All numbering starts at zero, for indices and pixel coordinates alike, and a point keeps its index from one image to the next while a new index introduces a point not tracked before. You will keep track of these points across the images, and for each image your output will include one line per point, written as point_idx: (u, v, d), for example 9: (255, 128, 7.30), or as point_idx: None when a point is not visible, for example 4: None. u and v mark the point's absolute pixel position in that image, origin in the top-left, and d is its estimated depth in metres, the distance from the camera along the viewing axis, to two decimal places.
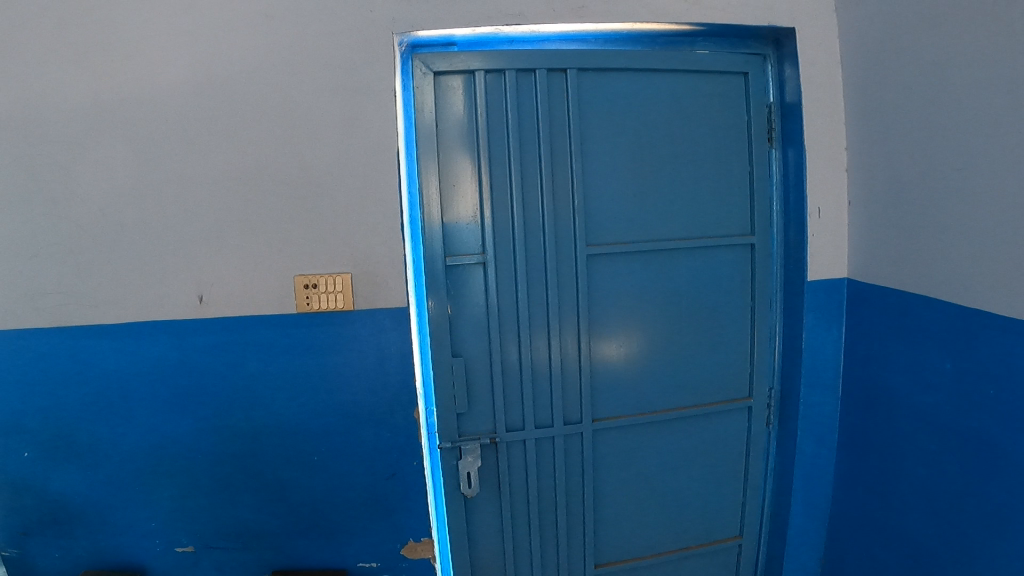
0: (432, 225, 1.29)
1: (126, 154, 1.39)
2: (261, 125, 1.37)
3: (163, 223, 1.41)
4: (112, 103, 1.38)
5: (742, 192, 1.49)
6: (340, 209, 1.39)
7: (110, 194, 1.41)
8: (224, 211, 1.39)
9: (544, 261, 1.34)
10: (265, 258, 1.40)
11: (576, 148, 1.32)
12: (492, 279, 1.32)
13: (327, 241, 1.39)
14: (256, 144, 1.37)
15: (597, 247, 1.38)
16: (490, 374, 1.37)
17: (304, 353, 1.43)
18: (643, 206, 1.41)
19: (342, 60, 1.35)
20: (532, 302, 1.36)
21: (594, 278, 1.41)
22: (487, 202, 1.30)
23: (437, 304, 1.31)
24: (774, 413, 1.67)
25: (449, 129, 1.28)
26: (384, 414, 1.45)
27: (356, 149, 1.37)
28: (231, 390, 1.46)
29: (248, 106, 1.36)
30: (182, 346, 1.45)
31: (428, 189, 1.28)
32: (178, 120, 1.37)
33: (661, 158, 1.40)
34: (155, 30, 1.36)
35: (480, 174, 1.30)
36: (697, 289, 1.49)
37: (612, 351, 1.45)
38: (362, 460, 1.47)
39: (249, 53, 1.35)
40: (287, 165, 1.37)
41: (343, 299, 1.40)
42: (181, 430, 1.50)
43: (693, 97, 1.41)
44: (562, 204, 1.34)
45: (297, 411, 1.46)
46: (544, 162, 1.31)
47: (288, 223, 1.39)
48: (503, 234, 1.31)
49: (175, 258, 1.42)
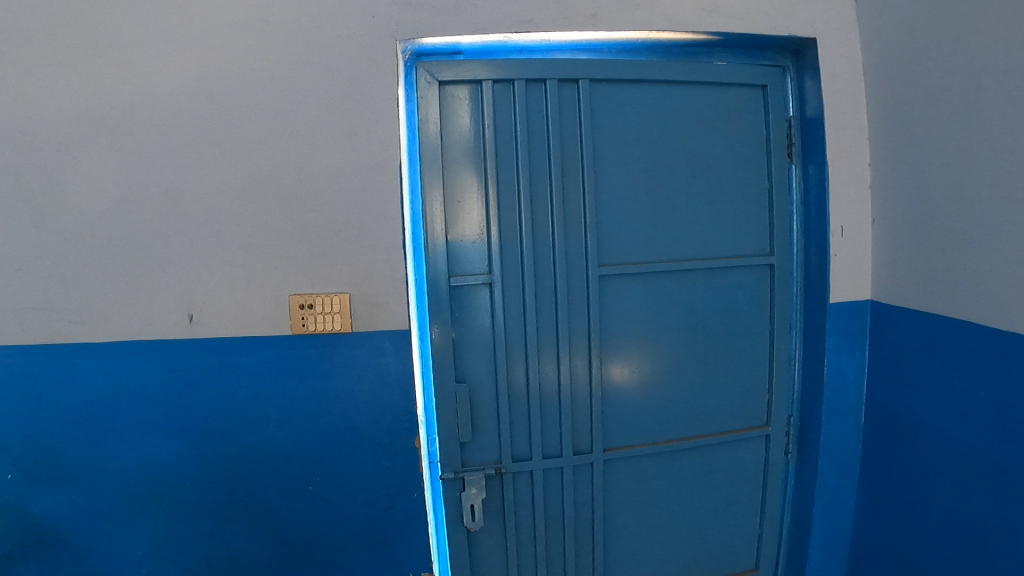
0: (435, 244, 1.22)
1: (118, 164, 1.33)
2: (257, 136, 1.30)
3: (154, 237, 1.34)
4: (103, 111, 1.32)
5: (761, 208, 1.41)
6: (339, 224, 1.32)
7: (100, 206, 1.34)
8: (217, 226, 1.33)
9: (554, 282, 1.27)
10: (259, 275, 1.33)
11: (588, 163, 1.25)
12: (498, 301, 1.25)
13: (325, 258, 1.33)
14: (253, 156, 1.31)
15: (609, 268, 1.30)
16: (496, 401, 1.29)
17: (299, 376, 1.36)
18: (659, 223, 1.33)
19: (344, 68, 1.29)
20: (540, 325, 1.28)
21: (606, 300, 1.33)
22: (494, 219, 1.23)
23: (440, 327, 1.24)
24: (792, 442, 1.59)
25: (454, 142, 1.21)
26: (382, 441, 1.37)
27: (357, 162, 1.31)
28: (223, 415, 1.39)
29: (244, 116, 1.30)
30: (172, 368, 1.38)
31: (432, 205, 1.21)
32: (171, 130, 1.31)
33: (678, 174, 1.33)
34: (149, 36, 1.30)
35: (486, 190, 1.22)
36: (714, 311, 1.41)
37: (624, 377, 1.37)
38: (359, 491, 1.40)
39: (246, 60, 1.29)
40: (284, 179, 1.31)
41: (340, 321, 1.32)
42: (171, 456, 1.43)
43: (710, 110, 1.35)
44: (573, 222, 1.27)
45: (291, 438, 1.38)
46: (554, 178, 1.24)
47: (284, 239, 1.32)
48: (510, 253, 1.25)
49: (166, 274, 1.35)
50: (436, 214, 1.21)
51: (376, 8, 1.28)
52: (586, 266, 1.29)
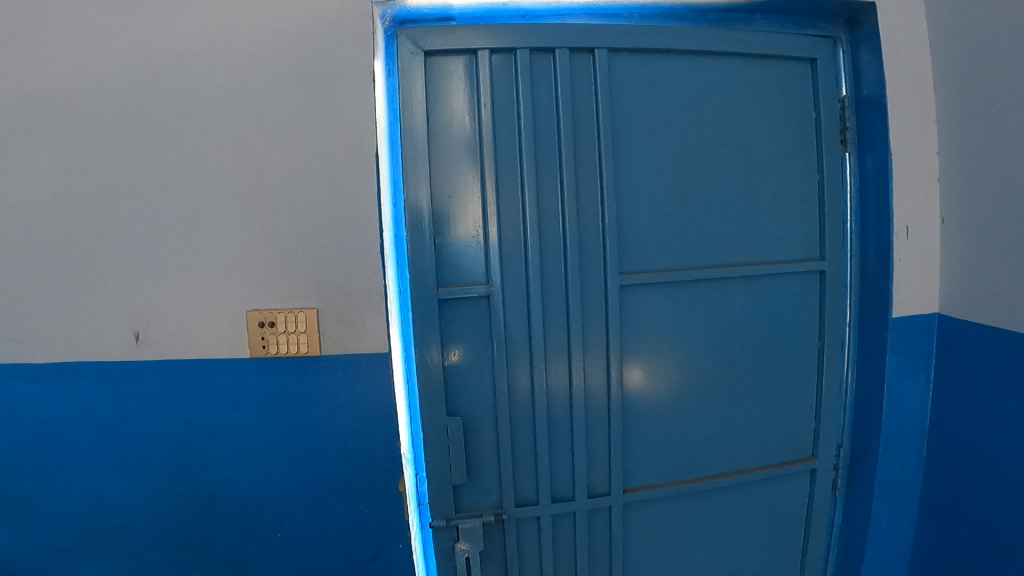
0: (419, 247, 0.98)
1: (59, 157, 1.14)
2: (218, 123, 1.11)
3: (102, 242, 1.15)
4: (42, 94, 1.12)
5: (811, 204, 1.20)
6: (312, 226, 1.12)
7: (40, 205, 1.15)
8: (174, 229, 1.14)
9: (566, 294, 1.02)
10: (215, 287, 1.15)
11: (607, 150, 1.00)
12: (499, 318, 1.01)
13: (298, 266, 1.13)
14: (213, 146, 1.11)
15: (632, 277, 1.05)
16: (496, 437, 1.06)
17: (264, 407, 1.16)
18: (691, 221, 1.09)
19: (317, 42, 1.09)
20: (547, 350, 1.04)
21: (627, 317, 1.09)
22: (492, 218, 0.98)
23: (426, 352, 1.00)
24: (841, 476, 1.37)
25: (442, 125, 0.98)
26: (365, 480, 1.18)
27: (334, 153, 1.11)
28: (182, 448, 1.20)
29: (202, 100, 1.11)
30: (123, 394, 1.19)
31: (416, 201, 0.97)
32: (120, 116, 1.12)
33: (715, 163, 1.10)
34: (94, 6, 1.11)
35: (482, 182, 0.99)
36: (754, 326, 1.18)
37: (651, 406, 1.14)
38: (338, 537, 1.20)
39: (204, 33, 1.10)
40: (249, 173, 1.12)
41: (307, 341, 1.13)
42: (124, 493, 1.23)
43: (750, 88, 1.13)
44: (586, 224, 1.02)
45: (259, 475, 1.19)
46: (566, 166, 0.99)
47: (250, 244, 1.13)
48: (512, 261, 1.00)
49: (116, 285, 1.16)
50: (423, 210, 0.98)
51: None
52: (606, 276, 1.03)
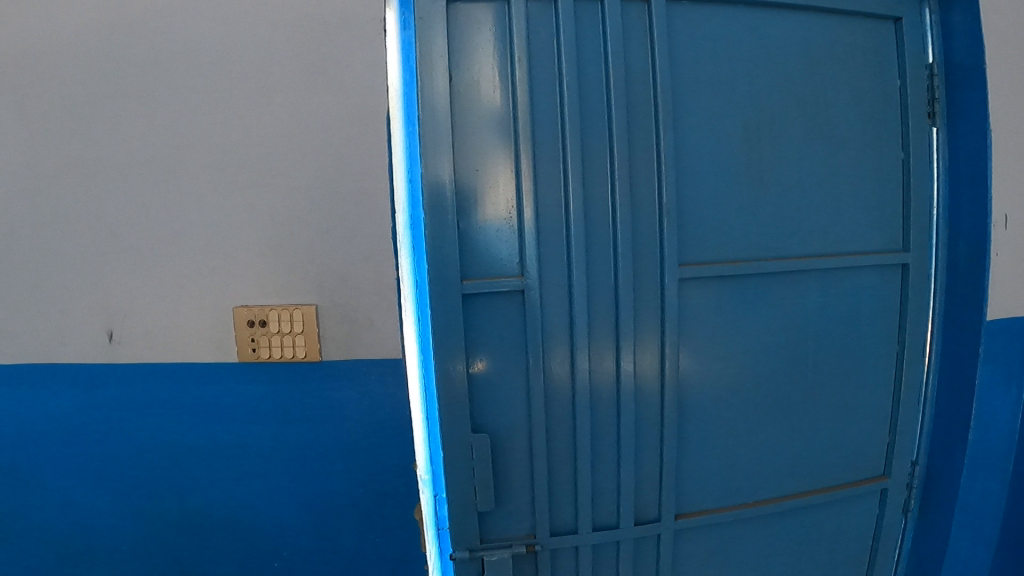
0: (441, 229, 0.79)
1: (114, 187, 1.36)
2: (255, 153, 1.33)
3: (152, 256, 1.37)
4: (107, 134, 1.35)
5: (894, 187, 1.03)
6: (336, 237, 1.34)
7: (99, 225, 1.37)
8: (216, 242, 1.36)
9: (615, 288, 0.84)
10: (224, 295, 1.37)
11: (667, 117, 0.84)
12: (537, 317, 0.82)
13: (323, 272, 1.35)
14: (252, 172, 1.34)
15: (693, 268, 0.87)
16: (531, 459, 0.87)
17: (229, 431, 1.40)
18: (762, 206, 0.92)
19: (342, 85, 1.31)
20: (593, 358, 0.85)
21: (686, 318, 0.91)
22: (529, 195, 0.80)
23: (447, 360, 0.81)
24: (915, 497, 1.19)
25: (468, 84, 0.80)
26: (384, 455, 1.39)
27: (353, 176, 1.33)
28: (188, 450, 1.41)
29: (244, 136, 1.33)
30: (135, 398, 1.40)
31: (437, 173, 0.78)
32: (173, 151, 1.35)
33: (789, 136, 0.93)
34: (150, 59, 1.33)
35: (515, 152, 0.81)
36: (826, 328, 1.02)
37: (711, 419, 0.97)
38: (354, 508, 1.42)
39: (245, 79, 1.32)
40: (280, 193, 1.34)
41: (304, 338, 1.34)
42: (149, 482, 1.43)
43: (827, 53, 0.96)
44: (641, 204, 0.84)
45: (276, 457, 1.40)
46: (619, 134, 0.82)
47: (279, 255, 1.36)
48: (551, 246, 0.81)
49: (163, 293, 1.38)
50: (444, 186, 0.78)
51: (376, 27, 1.30)
52: (662, 264, 0.86)
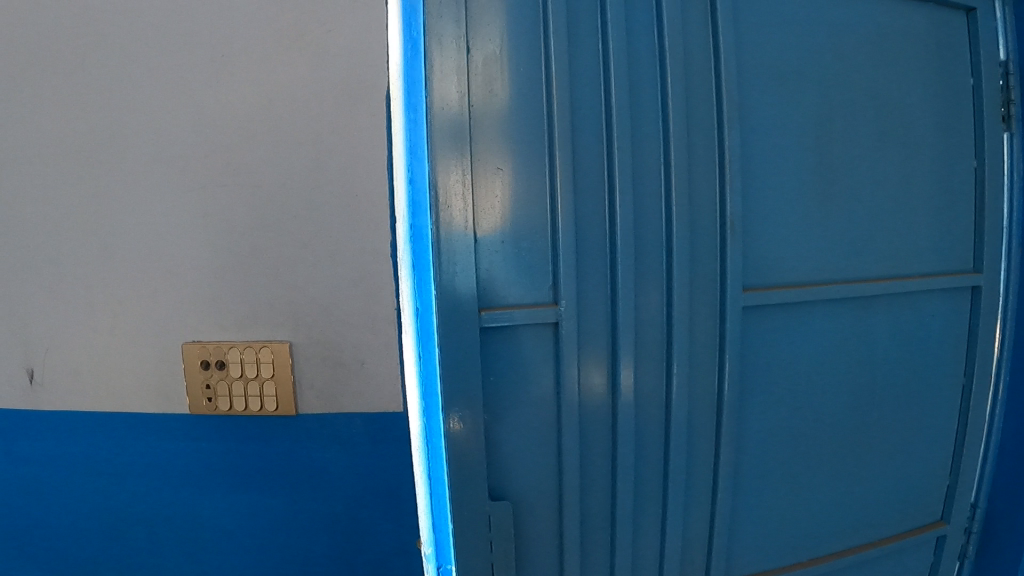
0: (449, 244, 0.60)
1: (57, 204, 1.23)
2: (233, 160, 1.20)
3: (117, 275, 1.24)
4: (67, 139, 1.21)
5: (965, 200, 0.90)
6: (323, 251, 1.22)
7: (45, 245, 1.24)
8: (187, 259, 1.23)
9: (667, 320, 0.67)
10: (184, 326, 1.24)
11: (732, 113, 0.68)
12: (574, 357, 0.64)
13: (308, 290, 1.22)
14: (229, 181, 1.21)
15: (759, 293, 0.71)
16: (561, 531, 0.68)
17: (179, 481, 1.28)
18: (831, 220, 0.77)
19: (336, 83, 1.19)
20: (640, 408, 0.67)
21: (746, 352, 0.75)
22: (565, 200, 0.61)
23: (458, 412, 0.62)
24: (974, 543, 1.03)
25: (488, 58, 0.61)
26: (372, 491, 1.28)
27: (346, 184, 1.21)
28: (133, 503, 1.30)
29: (221, 139, 1.20)
30: (95, 434, 1.28)
31: (447, 169, 0.59)
32: (138, 157, 1.21)
33: (861, 139, 0.79)
34: (109, 55, 1.19)
35: (547, 144, 0.62)
36: (893, 359, 0.87)
37: (769, 470, 0.81)
38: (320, 559, 1.30)
39: (214, 82, 1.19)
40: (261, 204, 1.21)
41: (274, 386, 1.23)
42: (110, 523, 1.31)
43: (899, 43, 0.82)
44: (701, 215, 0.67)
45: (251, 495, 1.28)
46: (677, 129, 0.65)
47: (257, 274, 1.22)
48: (592, 266, 0.63)
49: (129, 315, 1.24)
50: (453, 186, 0.59)
51: (368, 24, 1.19)
52: (723, 292, 0.69)
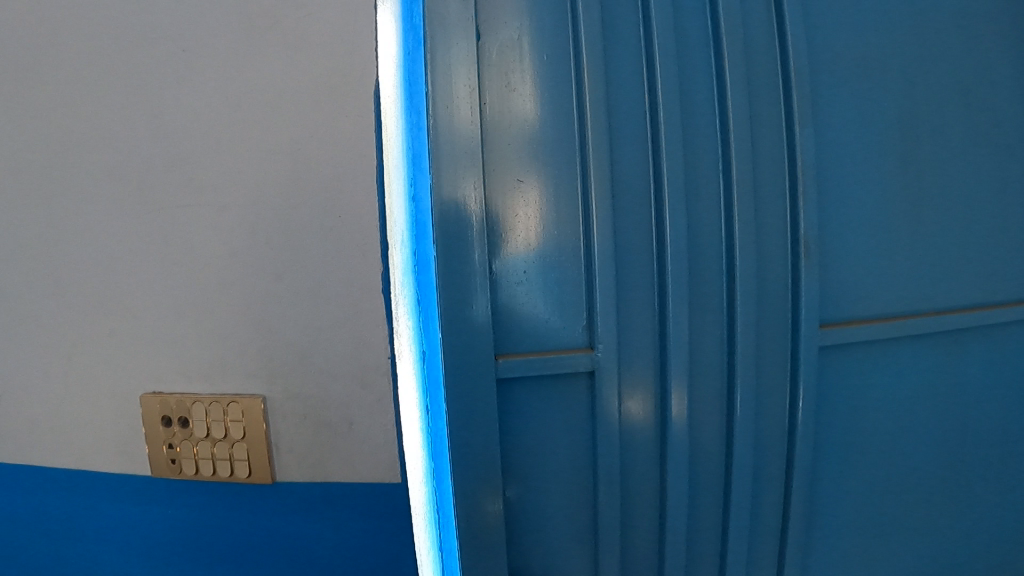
0: (461, 273, 0.48)
1: (62, 240, 1.21)
2: (238, 181, 1.15)
3: (122, 312, 1.21)
4: (76, 171, 1.19)
5: None
6: (326, 283, 1.15)
7: (54, 282, 1.22)
8: (194, 287, 1.18)
9: (728, 362, 0.54)
10: (186, 363, 1.19)
11: (805, 104, 0.54)
12: (614, 411, 0.51)
13: (314, 318, 1.16)
14: (235, 205, 1.15)
15: (836, 330, 0.59)
16: None
17: (184, 525, 1.23)
18: (921, 236, 0.63)
19: (341, 104, 1.13)
20: (693, 470, 0.55)
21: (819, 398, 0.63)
22: (602, 217, 0.49)
23: (470, 480, 0.50)
24: None
25: (504, 47, 0.50)
26: (380, 532, 1.18)
27: (351, 205, 1.14)
28: (136, 546, 1.25)
29: (226, 160, 1.15)
30: (102, 474, 1.25)
31: (456, 182, 0.48)
32: (141, 189, 1.17)
33: (957, 136, 0.64)
34: (112, 87, 1.16)
35: (579, 150, 0.51)
36: (992, 404, 0.72)
37: (848, 538, 0.67)
38: None
39: (216, 109, 1.14)
40: (268, 228, 1.15)
41: (245, 448, 1.17)
42: (116, 560, 1.26)
43: (997, 19, 0.68)
44: (768, 233, 0.54)
45: (257, 537, 1.20)
46: (738, 126, 0.52)
47: (262, 303, 1.16)
48: (636, 297, 0.51)
49: (135, 352, 1.21)
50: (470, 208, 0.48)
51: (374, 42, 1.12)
52: (798, 328, 0.55)
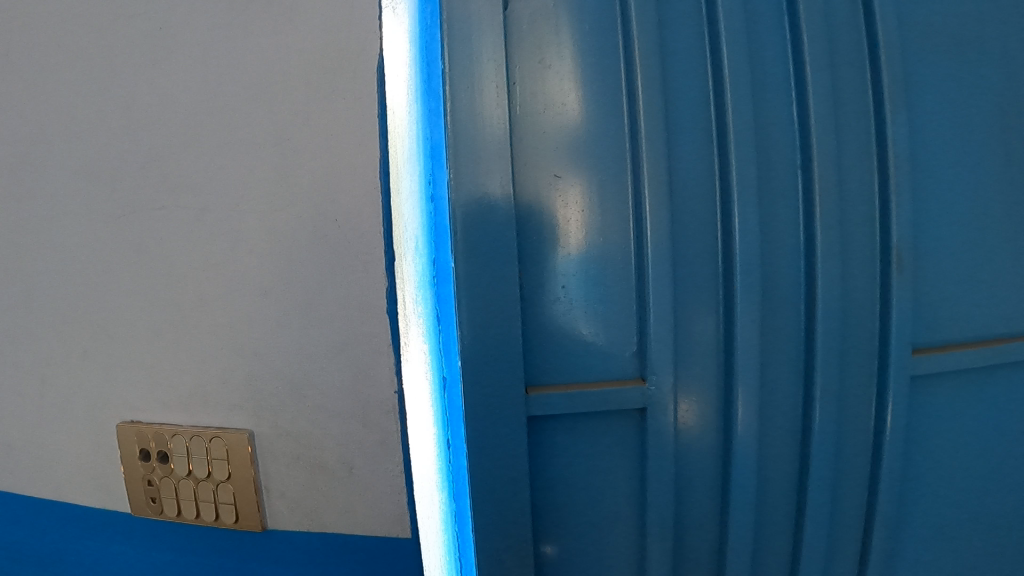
0: (480, 288, 0.39)
1: None
2: (112, 86, 0.63)
3: None
4: None
5: None
6: (282, 247, 0.61)
7: None
8: (60, 279, 0.67)
9: (806, 397, 0.45)
10: None
11: (898, 83, 0.45)
12: (670, 457, 0.43)
13: (256, 330, 0.63)
14: (115, 128, 0.63)
15: (931, 357, 0.47)
16: None
17: None
18: None
19: None
20: (758, 527, 0.46)
21: (910, 446, 0.50)
22: (658, 216, 0.41)
23: (495, 541, 0.42)
24: None
25: (536, 14, 0.41)
26: None
27: (287, 122, 0.59)
28: None
29: (86, 53, 0.63)
30: None
31: (476, 174, 0.38)
32: None
33: None
34: None
35: (630, 139, 0.42)
36: None
37: None
38: None
39: None
40: (172, 162, 0.62)
41: (231, 493, 0.64)
42: None
43: None
44: (855, 242, 0.45)
45: None
46: (820, 111, 0.43)
47: (174, 304, 0.64)
48: (696, 319, 0.42)
49: None
50: (498, 207, 0.39)
51: None
52: (887, 355, 0.46)
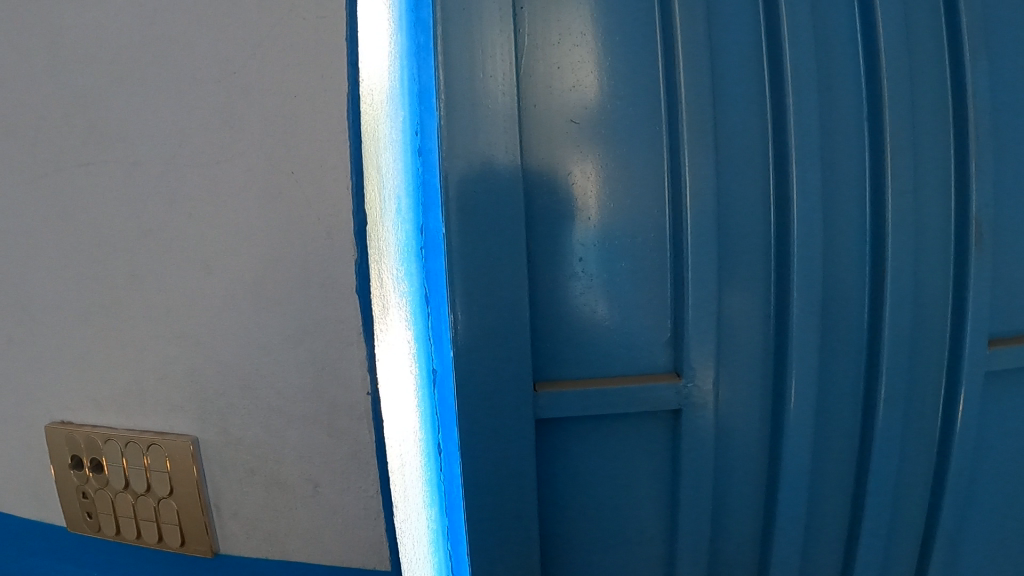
0: (484, 262, 0.32)
1: None
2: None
3: None
4: None
5: None
6: (222, 205, 0.43)
7: None
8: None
9: (867, 394, 0.38)
10: None
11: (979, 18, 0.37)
12: (708, 466, 0.35)
13: (180, 322, 0.46)
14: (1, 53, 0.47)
15: (1011, 347, 0.40)
16: None
17: None
18: None
19: None
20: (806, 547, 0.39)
21: (984, 451, 0.42)
22: (700, 177, 0.33)
23: (497, 566, 0.35)
24: None
25: None
26: None
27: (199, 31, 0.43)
28: None
29: None
30: None
31: (474, 119, 0.31)
32: None
33: None
34: None
35: (664, 80, 0.34)
36: None
37: None
38: None
39: None
40: (101, 91, 0.45)
41: (174, 512, 0.48)
42: None
43: None
44: (926, 211, 0.37)
45: None
46: (890, 51, 0.36)
47: (94, 283, 0.48)
48: (741, 300, 0.35)
49: None
50: (502, 165, 0.31)
51: None
52: (961, 346, 0.39)
